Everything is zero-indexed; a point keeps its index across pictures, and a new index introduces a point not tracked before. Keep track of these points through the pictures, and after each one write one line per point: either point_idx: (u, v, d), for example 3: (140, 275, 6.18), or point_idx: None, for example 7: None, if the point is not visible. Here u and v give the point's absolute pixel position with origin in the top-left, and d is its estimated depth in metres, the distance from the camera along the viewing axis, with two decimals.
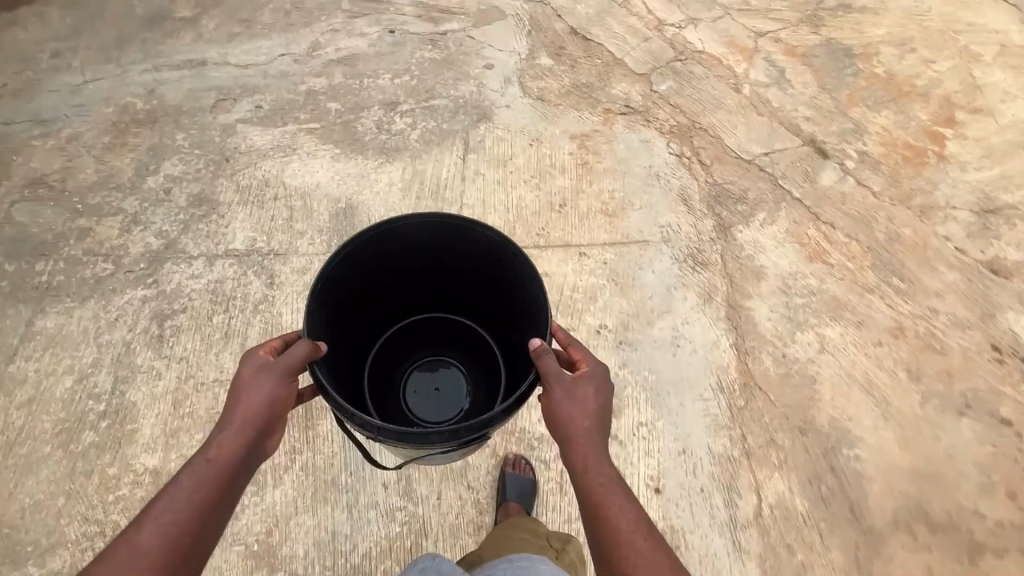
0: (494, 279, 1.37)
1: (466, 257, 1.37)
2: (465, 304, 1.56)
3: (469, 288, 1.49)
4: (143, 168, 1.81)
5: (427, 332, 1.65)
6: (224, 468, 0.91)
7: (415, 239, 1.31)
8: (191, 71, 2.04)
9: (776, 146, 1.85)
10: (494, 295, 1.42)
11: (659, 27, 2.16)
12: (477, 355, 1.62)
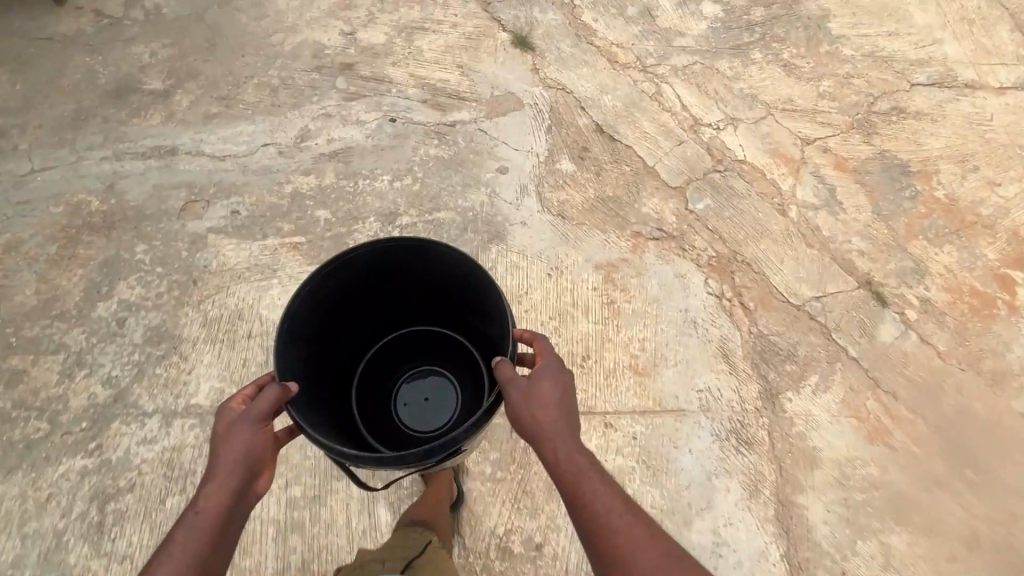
0: (467, 293, 1.30)
1: (435, 273, 1.30)
2: (443, 314, 1.50)
3: (443, 298, 1.42)
4: (92, 289, 1.54)
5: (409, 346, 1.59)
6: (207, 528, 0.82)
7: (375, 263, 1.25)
8: (159, 161, 1.77)
9: (827, 288, 1.63)
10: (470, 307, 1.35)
11: (694, 128, 1.93)
12: (463, 361, 1.56)
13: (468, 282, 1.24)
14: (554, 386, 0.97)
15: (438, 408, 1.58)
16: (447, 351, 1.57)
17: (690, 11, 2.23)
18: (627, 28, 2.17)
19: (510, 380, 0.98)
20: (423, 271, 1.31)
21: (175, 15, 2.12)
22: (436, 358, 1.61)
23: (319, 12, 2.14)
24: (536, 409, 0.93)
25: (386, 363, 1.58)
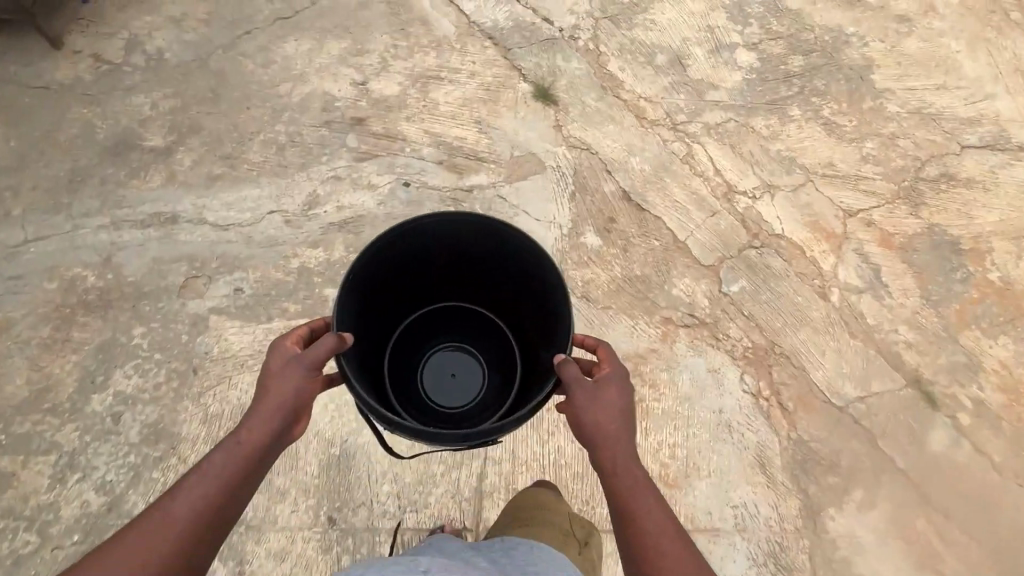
0: (518, 279, 1.32)
1: (486, 253, 1.31)
2: (481, 293, 1.51)
3: (486, 278, 1.43)
4: (87, 379, 1.46)
5: (440, 322, 1.59)
6: (245, 459, 0.92)
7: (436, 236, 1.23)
8: (159, 230, 1.67)
9: (873, 387, 1.52)
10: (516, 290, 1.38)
11: (728, 196, 1.80)
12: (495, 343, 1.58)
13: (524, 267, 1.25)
14: (621, 399, 1.04)
15: (464, 387, 1.61)
16: (479, 329, 1.59)
17: (723, 59, 2.10)
18: (655, 80, 2.04)
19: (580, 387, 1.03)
20: (476, 249, 1.30)
21: (178, 60, 2.01)
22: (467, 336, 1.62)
23: (329, 59, 2.03)
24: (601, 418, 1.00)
25: (421, 335, 1.59)
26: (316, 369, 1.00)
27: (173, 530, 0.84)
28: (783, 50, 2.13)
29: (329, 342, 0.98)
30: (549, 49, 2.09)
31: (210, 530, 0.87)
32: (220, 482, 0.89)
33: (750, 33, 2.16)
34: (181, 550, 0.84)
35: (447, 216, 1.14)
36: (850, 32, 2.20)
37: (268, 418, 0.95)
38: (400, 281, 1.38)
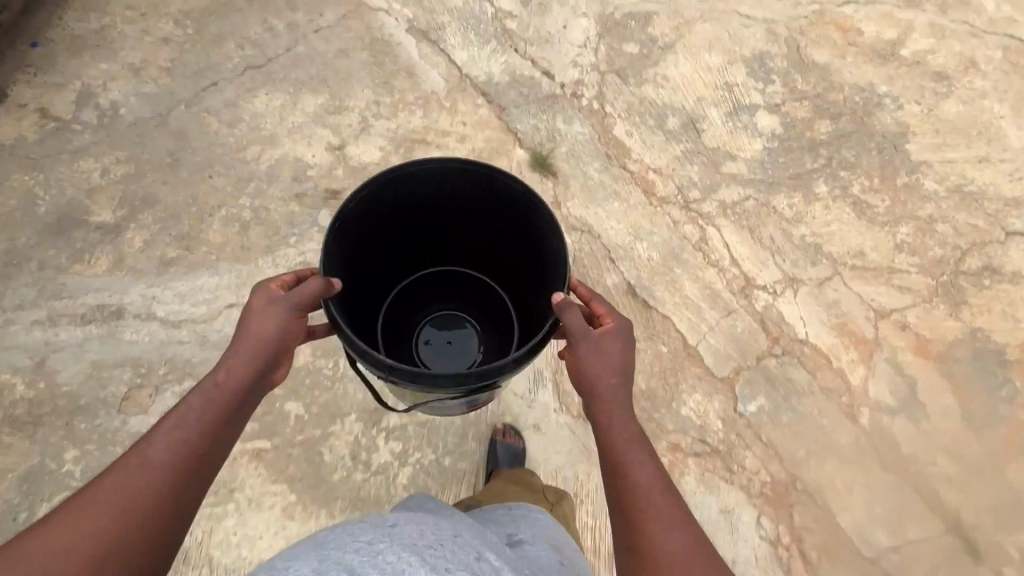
0: (512, 232, 1.36)
1: (480, 208, 1.37)
2: (476, 253, 1.56)
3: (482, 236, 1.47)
4: (10, 514, 1.30)
5: (437, 284, 1.64)
6: (228, 398, 0.89)
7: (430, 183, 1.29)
8: (100, 326, 1.47)
9: (907, 535, 1.37)
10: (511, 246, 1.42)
11: (745, 291, 1.61)
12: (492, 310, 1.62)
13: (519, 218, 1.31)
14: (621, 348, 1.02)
15: (458, 351, 1.63)
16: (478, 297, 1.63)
17: (741, 123, 1.89)
18: (666, 148, 1.83)
19: (579, 332, 1.02)
20: (471, 203, 1.36)
21: (135, 117, 1.81)
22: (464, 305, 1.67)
23: (303, 117, 1.83)
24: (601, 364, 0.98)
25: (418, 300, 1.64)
26: (299, 310, 0.99)
27: (156, 471, 0.79)
28: (808, 113, 1.92)
29: (315, 284, 0.99)
30: (549, 108, 1.88)
31: (196, 470, 0.83)
32: (201, 423, 0.85)
33: (771, 92, 1.96)
34: (165, 491, 0.78)
35: (441, 156, 1.19)
36: (883, 92, 1.99)
37: (249, 357, 0.92)
38: (394, 236, 1.43)
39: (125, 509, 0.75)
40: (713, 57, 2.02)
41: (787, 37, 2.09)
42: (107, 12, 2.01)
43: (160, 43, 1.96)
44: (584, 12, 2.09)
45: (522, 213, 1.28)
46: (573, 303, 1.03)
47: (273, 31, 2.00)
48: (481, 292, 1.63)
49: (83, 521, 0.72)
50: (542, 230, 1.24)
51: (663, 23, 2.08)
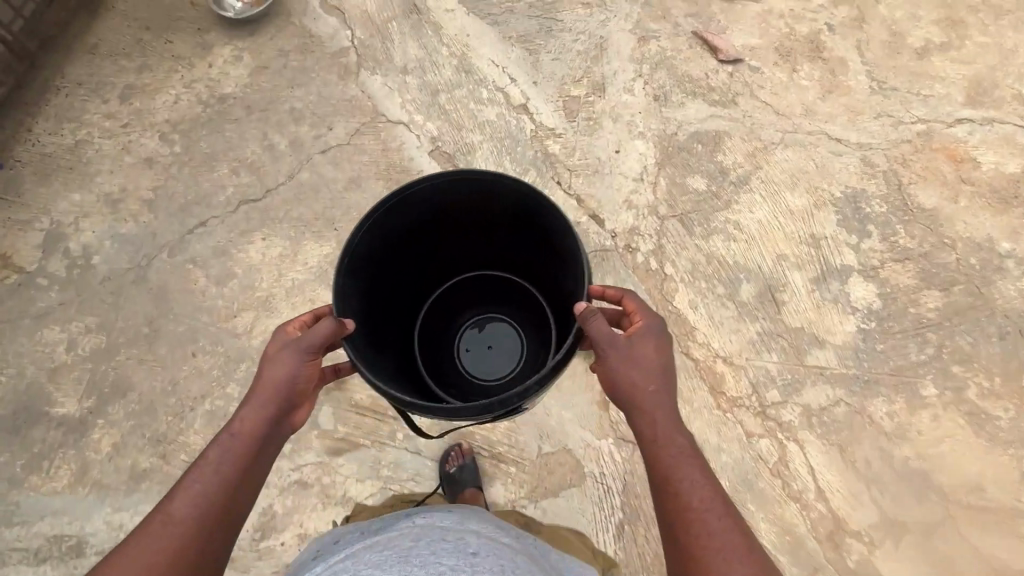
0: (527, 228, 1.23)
1: (494, 212, 1.24)
2: (502, 254, 1.42)
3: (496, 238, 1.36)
4: None
5: (463, 294, 1.53)
6: (247, 451, 0.86)
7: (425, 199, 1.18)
8: (61, 567, 1.26)
9: None
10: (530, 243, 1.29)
11: (832, 538, 1.32)
12: (530, 313, 1.48)
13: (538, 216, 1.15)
14: (657, 349, 0.94)
15: (503, 356, 1.52)
16: (513, 299, 1.51)
17: (830, 294, 1.56)
18: (739, 327, 1.51)
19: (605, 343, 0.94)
20: (481, 210, 1.24)
21: (109, 267, 1.54)
22: (500, 308, 1.54)
23: (305, 274, 1.54)
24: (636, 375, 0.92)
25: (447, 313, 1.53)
26: (314, 350, 0.93)
27: (175, 531, 0.77)
28: (913, 280, 1.58)
29: (328, 323, 0.92)
30: (597, 266, 1.58)
31: (219, 524, 0.80)
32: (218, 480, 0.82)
33: (866, 248, 1.62)
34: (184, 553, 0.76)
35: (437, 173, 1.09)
36: (1005, 251, 1.63)
37: (265, 406, 0.88)
38: (407, 261, 1.33)
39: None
40: (797, 196, 1.68)
41: (886, 170, 1.73)
42: (84, 121, 1.73)
43: (142, 165, 1.68)
44: (640, 130, 1.77)
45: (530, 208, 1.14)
46: (595, 310, 0.94)
47: (274, 150, 1.71)
48: (512, 293, 1.51)
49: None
50: (558, 226, 1.10)
51: (735, 148, 1.75)
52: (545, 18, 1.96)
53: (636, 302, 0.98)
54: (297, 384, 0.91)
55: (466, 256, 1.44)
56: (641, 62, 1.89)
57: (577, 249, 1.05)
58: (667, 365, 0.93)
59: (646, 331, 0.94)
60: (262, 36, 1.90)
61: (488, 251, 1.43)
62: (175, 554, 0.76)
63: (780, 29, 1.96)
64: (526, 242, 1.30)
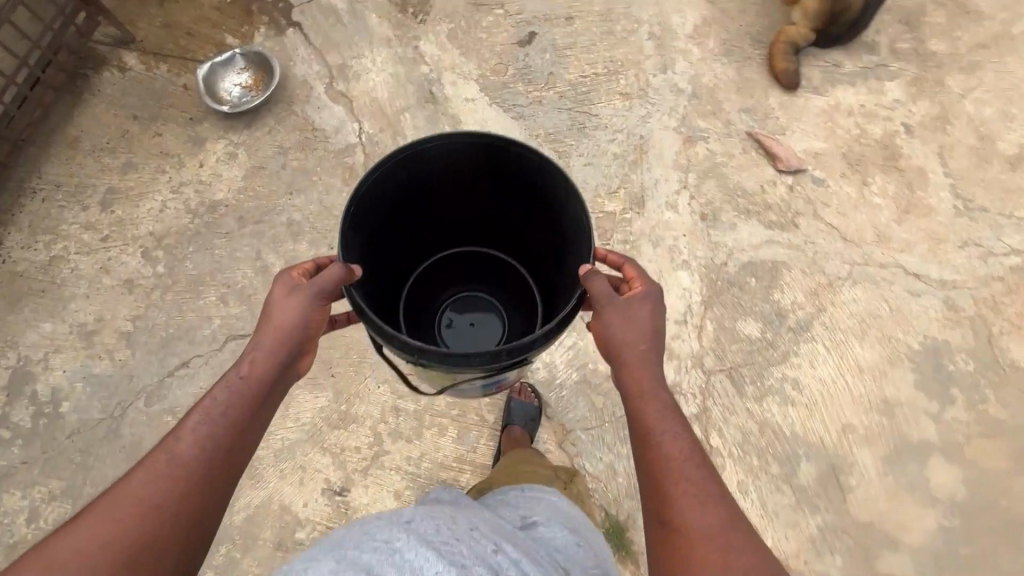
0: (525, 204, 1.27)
1: (490, 183, 1.26)
2: (492, 229, 1.44)
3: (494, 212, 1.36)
4: None
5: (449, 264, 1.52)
6: (252, 394, 0.83)
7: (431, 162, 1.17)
8: None
9: None
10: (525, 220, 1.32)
11: None
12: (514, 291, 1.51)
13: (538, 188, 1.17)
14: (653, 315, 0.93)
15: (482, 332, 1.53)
16: (499, 277, 1.53)
17: (905, 478, 1.33)
18: (796, 519, 1.29)
19: (603, 300, 0.92)
20: (481, 179, 1.26)
21: (79, 418, 1.37)
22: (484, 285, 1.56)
23: (297, 433, 1.35)
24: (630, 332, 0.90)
25: (433, 287, 1.52)
26: (323, 297, 0.92)
27: (185, 468, 0.74)
28: (1004, 464, 1.35)
29: (335, 270, 0.91)
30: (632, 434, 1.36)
31: (219, 471, 0.76)
32: (226, 420, 0.79)
33: (949, 419, 1.38)
34: (193, 491, 0.73)
35: (450, 133, 1.09)
36: None
37: (271, 349, 0.85)
38: (402, 226, 1.30)
39: (151, 515, 0.69)
40: (866, 348, 1.45)
41: (973, 316, 1.48)
42: (60, 232, 1.56)
43: (122, 288, 1.50)
44: (684, 257, 1.54)
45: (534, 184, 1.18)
46: (598, 270, 0.93)
47: (269, 274, 1.52)
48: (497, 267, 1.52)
49: (101, 525, 0.66)
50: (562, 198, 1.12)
51: (795, 284, 1.51)
52: (577, 112, 1.73)
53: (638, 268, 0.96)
54: (308, 328, 0.90)
55: (456, 229, 1.44)
56: (686, 169, 1.65)
57: (582, 213, 1.06)
58: (659, 329, 0.93)
59: (643, 295, 0.93)
60: (260, 128, 1.70)
61: (479, 224, 1.44)
62: (180, 494, 0.72)
63: (849, 131, 1.71)
64: (520, 217, 1.33)
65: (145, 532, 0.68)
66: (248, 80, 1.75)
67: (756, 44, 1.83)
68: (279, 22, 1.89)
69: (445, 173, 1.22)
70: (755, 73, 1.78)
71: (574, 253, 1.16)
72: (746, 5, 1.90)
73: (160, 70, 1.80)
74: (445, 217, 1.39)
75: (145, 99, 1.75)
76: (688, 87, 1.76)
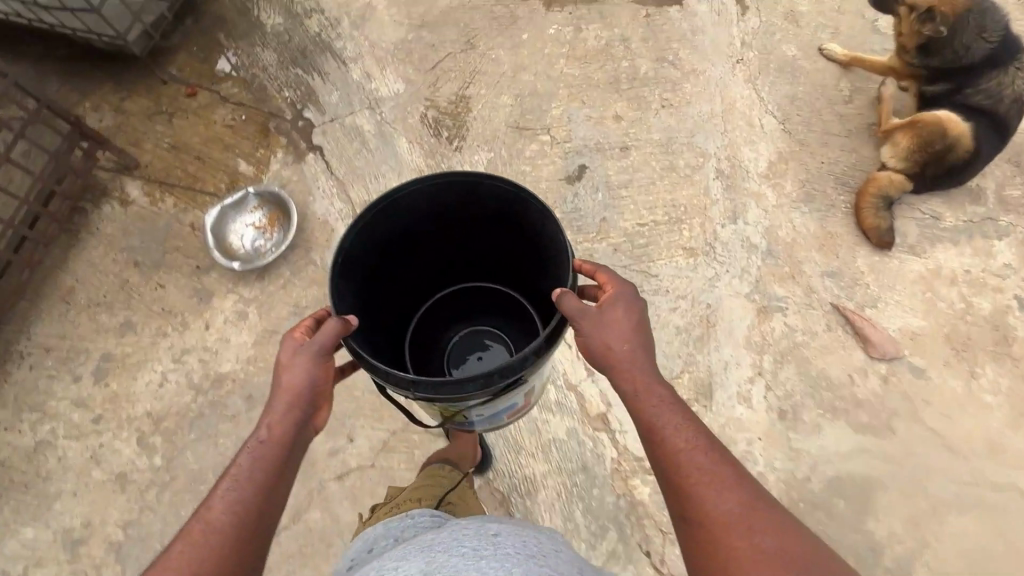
0: (503, 230, 1.19)
1: (474, 218, 1.19)
2: (485, 262, 1.36)
3: (478, 246, 1.28)
4: None
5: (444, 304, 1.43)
6: (272, 464, 0.77)
7: (397, 211, 1.09)
8: None
9: None
10: (507, 247, 1.25)
11: None
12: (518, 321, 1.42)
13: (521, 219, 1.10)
14: (636, 319, 0.87)
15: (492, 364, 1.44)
16: (500, 309, 1.43)
17: None
18: None
19: (582, 320, 0.86)
20: (464, 215, 1.19)
21: None
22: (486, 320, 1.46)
23: None
24: (616, 344, 0.85)
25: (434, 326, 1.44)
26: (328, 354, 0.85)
27: (217, 534, 0.71)
28: None
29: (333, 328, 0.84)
30: None
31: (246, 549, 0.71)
32: (254, 485, 0.75)
33: None
34: (228, 560, 0.70)
35: (423, 179, 1.04)
36: None
37: (286, 413, 0.80)
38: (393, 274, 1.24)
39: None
40: None
41: None
42: (47, 410, 1.38)
43: (113, 484, 1.32)
44: (758, 468, 1.32)
45: (510, 212, 1.10)
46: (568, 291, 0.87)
47: None
48: (494, 299, 1.43)
49: None
50: (542, 225, 1.05)
51: (892, 510, 1.28)
52: (634, 271, 1.52)
53: (606, 271, 0.91)
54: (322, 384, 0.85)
55: (449, 264, 1.36)
56: (762, 349, 1.42)
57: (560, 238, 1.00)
58: (645, 329, 0.87)
59: (618, 298, 0.87)
60: (272, 281, 1.51)
61: (472, 259, 1.36)
62: None
63: (952, 304, 1.46)
64: (510, 250, 1.25)
65: None
66: (261, 219, 1.56)
67: (841, 188, 1.60)
68: (298, 144, 1.69)
69: (429, 216, 1.16)
70: (840, 226, 1.55)
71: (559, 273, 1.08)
72: (829, 136, 1.66)
73: (166, 203, 1.61)
74: (439, 257, 1.31)
75: (148, 240, 1.56)
76: (762, 241, 1.53)
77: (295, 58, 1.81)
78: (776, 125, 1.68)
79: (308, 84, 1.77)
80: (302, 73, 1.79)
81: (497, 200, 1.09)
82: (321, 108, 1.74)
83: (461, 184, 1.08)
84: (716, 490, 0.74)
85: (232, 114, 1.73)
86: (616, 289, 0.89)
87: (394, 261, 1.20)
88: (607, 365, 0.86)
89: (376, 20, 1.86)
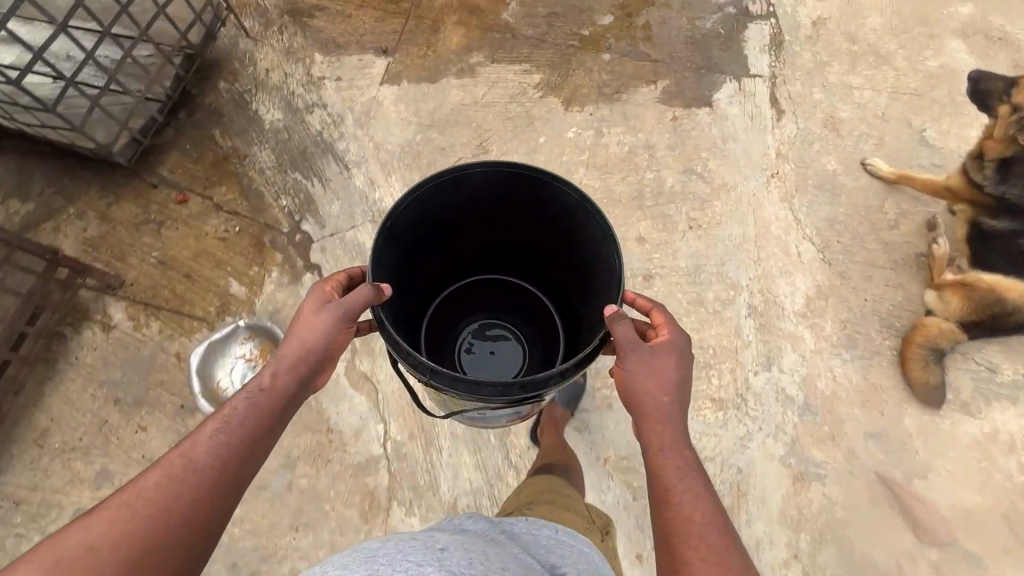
0: (548, 236, 1.19)
1: (527, 219, 1.17)
2: (523, 262, 1.34)
3: (521, 244, 1.26)
4: None
5: (468, 296, 1.41)
6: (270, 409, 0.80)
7: (456, 189, 1.08)
8: None
9: None
10: (547, 252, 1.24)
11: None
12: (541, 329, 1.40)
13: (577, 235, 1.10)
14: (679, 370, 0.86)
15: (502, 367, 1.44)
16: (527, 313, 1.41)
17: None
18: None
19: (627, 349, 0.85)
20: (515, 214, 1.18)
21: None
22: (510, 317, 1.44)
23: None
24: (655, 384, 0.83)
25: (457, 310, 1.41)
26: (349, 320, 0.88)
27: (196, 473, 0.72)
28: None
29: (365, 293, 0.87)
30: None
31: (227, 484, 0.74)
32: (248, 426, 0.78)
33: None
34: (206, 494, 0.72)
35: (496, 164, 1.03)
36: None
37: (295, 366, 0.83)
38: (430, 251, 1.22)
39: (160, 518, 0.68)
40: None
41: None
42: None
43: None
44: None
45: (561, 222, 1.11)
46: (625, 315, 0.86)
47: None
48: (521, 298, 1.41)
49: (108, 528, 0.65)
50: (597, 245, 1.05)
51: None
52: None
53: (662, 314, 0.92)
54: (331, 348, 0.87)
55: (486, 254, 1.33)
56: (797, 526, 1.30)
57: (615, 257, 0.99)
58: (685, 383, 0.86)
59: (671, 344, 0.87)
60: None
61: (510, 254, 1.34)
62: (184, 508, 0.70)
63: (1010, 476, 1.33)
64: (552, 258, 1.24)
65: (144, 546, 0.66)
66: (251, 351, 1.45)
67: (887, 331, 1.45)
68: (295, 262, 1.57)
69: (483, 201, 1.14)
70: (885, 376, 1.41)
71: (599, 292, 1.08)
72: (872, 267, 1.52)
73: (150, 328, 1.49)
74: (478, 243, 1.29)
75: (129, 372, 1.45)
76: (799, 395, 1.39)
77: (294, 160, 1.68)
78: (815, 254, 1.54)
79: (307, 191, 1.65)
80: (301, 178, 1.66)
81: (561, 210, 1.07)
82: (320, 220, 1.61)
83: (529, 184, 1.06)
84: (717, 569, 0.69)
85: (225, 224, 1.61)
86: (670, 335, 0.88)
87: (434, 234, 1.17)
88: (640, 406, 0.84)
89: (382, 117, 1.74)
